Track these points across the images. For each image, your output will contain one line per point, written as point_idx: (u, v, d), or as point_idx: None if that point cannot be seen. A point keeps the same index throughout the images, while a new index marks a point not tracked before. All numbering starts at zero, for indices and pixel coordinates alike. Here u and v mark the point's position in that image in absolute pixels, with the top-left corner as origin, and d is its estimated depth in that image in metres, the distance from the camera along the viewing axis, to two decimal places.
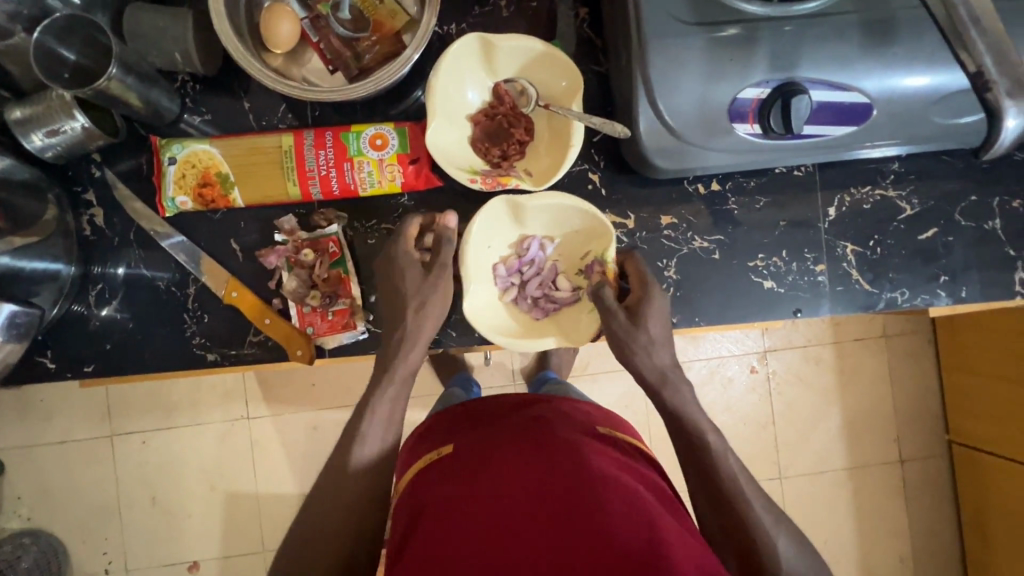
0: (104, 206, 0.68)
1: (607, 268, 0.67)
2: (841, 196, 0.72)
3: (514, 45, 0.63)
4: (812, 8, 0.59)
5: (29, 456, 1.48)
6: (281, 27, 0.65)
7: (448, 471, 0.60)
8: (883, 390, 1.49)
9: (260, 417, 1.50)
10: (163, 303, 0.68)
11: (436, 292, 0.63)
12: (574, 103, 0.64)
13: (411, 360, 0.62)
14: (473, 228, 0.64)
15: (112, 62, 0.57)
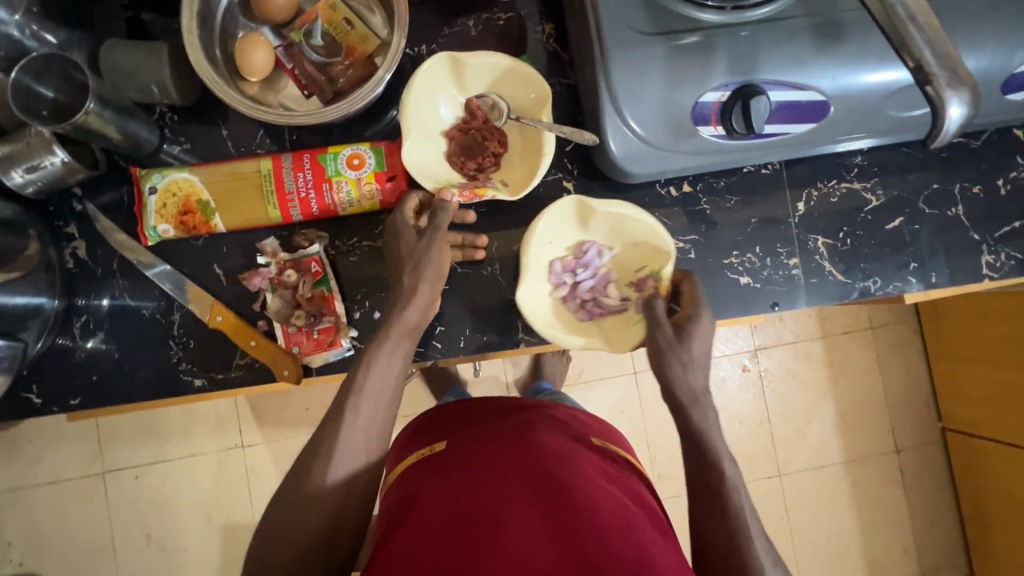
0: (86, 239, 0.68)
1: (660, 284, 0.68)
2: (808, 191, 0.75)
3: (480, 61, 0.66)
4: (765, 13, 0.62)
5: (18, 499, 1.45)
6: (255, 56, 0.66)
7: (438, 468, 0.61)
8: (873, 381, 1.51)
9: (255, 445, 1.49)
10: (149, 331, 0.68)
11: (432, 254, 0.61)
12: (543, 113, 0.66)
13: (411, 318, 0.59)
14: (541, 220, 0.67)
15: (89, 97, 0.59)
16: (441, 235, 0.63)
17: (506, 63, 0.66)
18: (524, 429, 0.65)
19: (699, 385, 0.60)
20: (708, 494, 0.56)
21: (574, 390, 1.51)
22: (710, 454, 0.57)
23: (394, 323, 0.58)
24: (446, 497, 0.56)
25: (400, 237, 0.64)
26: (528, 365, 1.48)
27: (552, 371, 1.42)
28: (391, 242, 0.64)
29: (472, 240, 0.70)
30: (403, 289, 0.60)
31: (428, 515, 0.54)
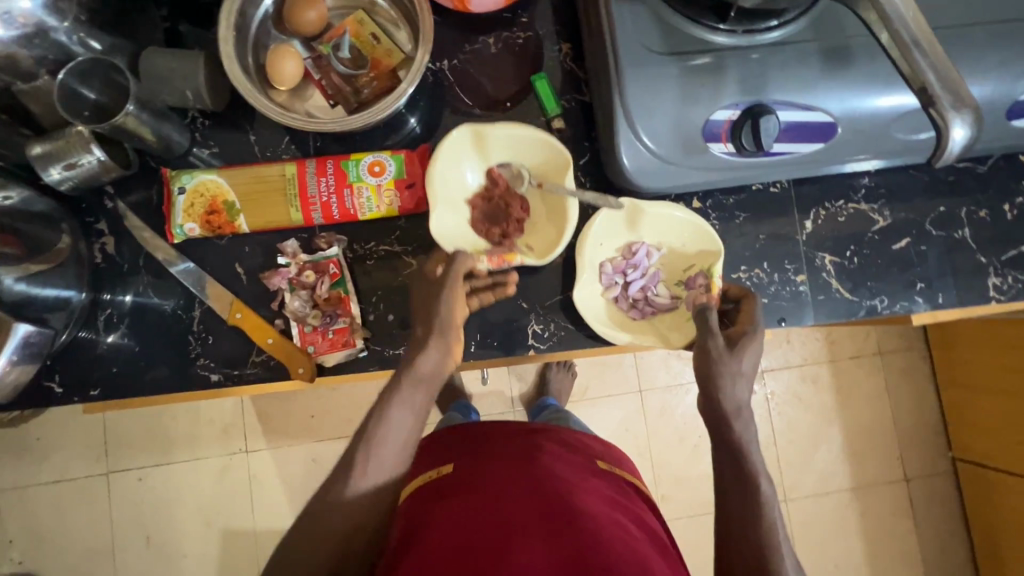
0: (115, 235, 0.71)
1: (710, 283, 0.69)
2: (816, 209, 0.76)
3: (504, 132, 0.68)
4: (776, 37, 0.64)
5: (24, 497, 1.46)
6: (285, 66, 0.70)
7: (446, 489, 0.63)
8: (881, 406, 1.50)
9: (259, 450, 1.50)
10: (169, 327, 0.70)
11: (445, 303, 0.61)
12: (566, 181, 0.68)
13: (425, 369, 0.58)
14: (593, 224, 0.70)
15: (129, 100, 0.62)
16: (456, 286, 0.62)
17: (526, 130, 0.68)
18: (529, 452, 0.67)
19: (743, 398, 0.62)
20: (736, 510, 0.56)
21: (578, 407, 1.51)
22: (751, 467, 0.58)
23: (407, 372, 0.58)
24: (456, 517, 0.57)
25: (420, 290, 0.64)
26: (534, 380, 1.50)
27: (557, 387, 1.44)
28: (416, 298, 0.64)
29: (502, 278, 0.69)
30: (418, 340, 0.60)
31: (439, 536, 0.56)
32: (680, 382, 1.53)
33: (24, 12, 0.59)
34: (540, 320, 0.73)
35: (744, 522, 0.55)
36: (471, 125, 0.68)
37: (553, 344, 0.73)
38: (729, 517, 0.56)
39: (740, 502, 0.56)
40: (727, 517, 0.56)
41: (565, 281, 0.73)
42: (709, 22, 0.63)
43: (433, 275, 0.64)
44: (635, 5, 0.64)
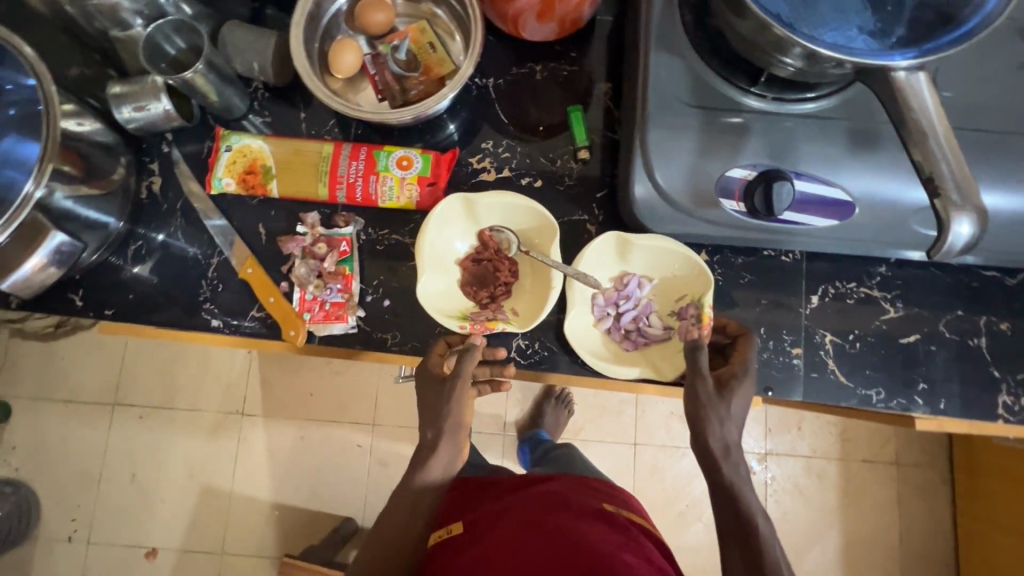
0: (162, 177, 0.78)
1: (702, 312, 0.69)
2: (825, 286, 0.75)
3: (491, 201, 0.70)
4: (809, 109, 0.65)
5: (35, 409, 1.56)
6: (345, 58, 0.76)
7: (461, 539, 0.74)
8: (886, 518, 1.41)
9: (254, 416, 1.55)
10: (188, 269, 0.76)
11: (452, 405, 0.61)
12: (553, 251, 0.69)
13: (435, 474, 0.60)
14: (584, 254, 0.70)
15: (200, 60, 0.69)
16: (464, 384, 0.62)
17: (518, 203, 0.70)
18: (532, 495, 0.78)
19: (731, 438, 0.60)
20: (736, 546, 0.57)
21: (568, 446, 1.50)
22: (744, 510, 0.57)
23: (416, 477, 0.60)
24: (472, 559, 0.68)
25: (428, 389, 0.64)
26: (529, 409, 1.50)
27: (552, 421, 1.45)
28: (423, 397, 0.64)
29: (499, 369, 0.69)
30: (426, 445, 0.61)
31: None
32: (677, 445, 1.48)
33: None
34: (526, 336, 0.73)
35: (742, 547, 0.56)
36: (460, 194, 0.71)
37: (534, 362, 0.73)
38: (732, 549, 0.57)
39: (739, 535, 0.57)
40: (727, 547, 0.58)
41: (559, 304, 0.74)
42: (743, 85, 0.65)
43: (442, 374, 0.64)
44: (674, 57, 0.66)
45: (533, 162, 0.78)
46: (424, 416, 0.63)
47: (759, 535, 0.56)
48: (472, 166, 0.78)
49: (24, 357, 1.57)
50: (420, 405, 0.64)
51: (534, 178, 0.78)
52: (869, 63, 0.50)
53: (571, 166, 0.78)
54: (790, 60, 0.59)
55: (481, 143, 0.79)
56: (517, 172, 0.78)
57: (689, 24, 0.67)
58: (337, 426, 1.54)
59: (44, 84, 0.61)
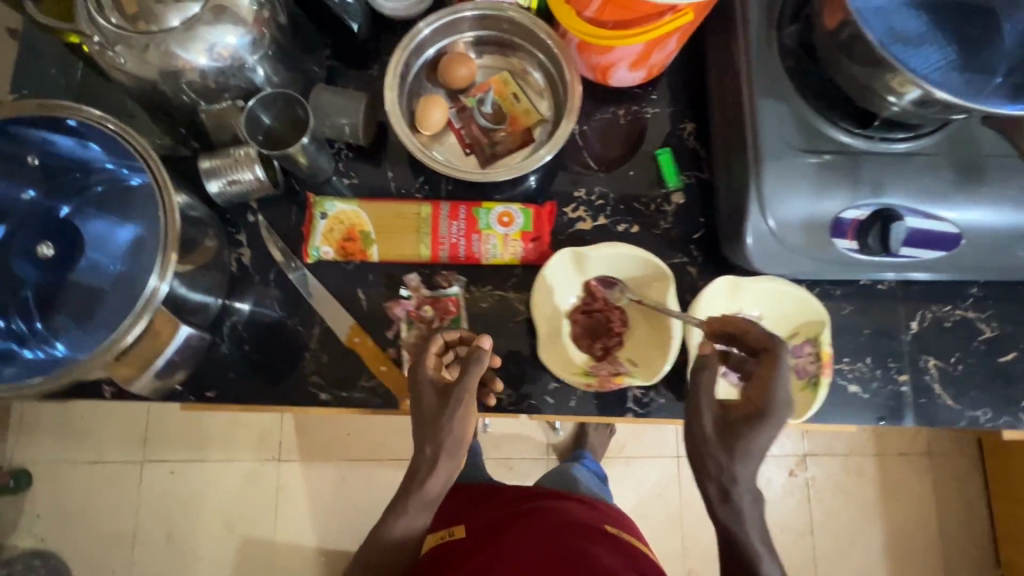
0: (251, 247, 0.75)
1: (820, 351, 0.70)
2: (923, 311, 0.77)
3: (601, 253, 0.71)
4: (905, 149, 0.67)
5: (58, 473, 1.48)
6: (432, 114, 0.75)
7: (460, 548, 0.76)
8: (925, 509, 1.44)
9: (292, 460, 1.51)
10: (288, 342, 0.73)
11: (453, 424, 0.59)
12: (669, 299, 0.69)
13: (432, 492, 0.60)
14: (700, 301, 0.71)
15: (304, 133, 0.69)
16: (466, 398, 0.60)
17: (628, 254, 0.71)
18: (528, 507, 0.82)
19: (743, 482, 0.55)
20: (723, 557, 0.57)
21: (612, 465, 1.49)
22: None
23: (413, 495, 0.60)
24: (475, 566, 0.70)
25: (423, 397, 0.61)
26: (570, 431, 1.50)
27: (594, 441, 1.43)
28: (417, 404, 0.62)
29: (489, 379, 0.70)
30: (425, 461, 0.60)
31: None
32: None
33: (226, 45, 0.62)
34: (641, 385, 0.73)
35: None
36: (570, 248, 0.71)
37: (652, 411, 0.73)
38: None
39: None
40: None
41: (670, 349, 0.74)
42: (848, 126, 0.66)
43: (441, 385, 0.62)
44: (779, 103, 0.67)
45: (627, 207, 0.78)
46: (419, 428, 0.61)
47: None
48: (568, 216, 0.77)
49: (43, 419, 1.50)
50: (415, 414, 0.62)
51: (630, 224, 0.78)
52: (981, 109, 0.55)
53: (665, 208, 0.78)
54: (895, 100, 0.61)
55: (574, 191, 0.78)
56: (612, 219, 0.77)
57: (790, 69, 0.68)
58: (378, 465, 1.51)
59: (156, 171, 0.58)
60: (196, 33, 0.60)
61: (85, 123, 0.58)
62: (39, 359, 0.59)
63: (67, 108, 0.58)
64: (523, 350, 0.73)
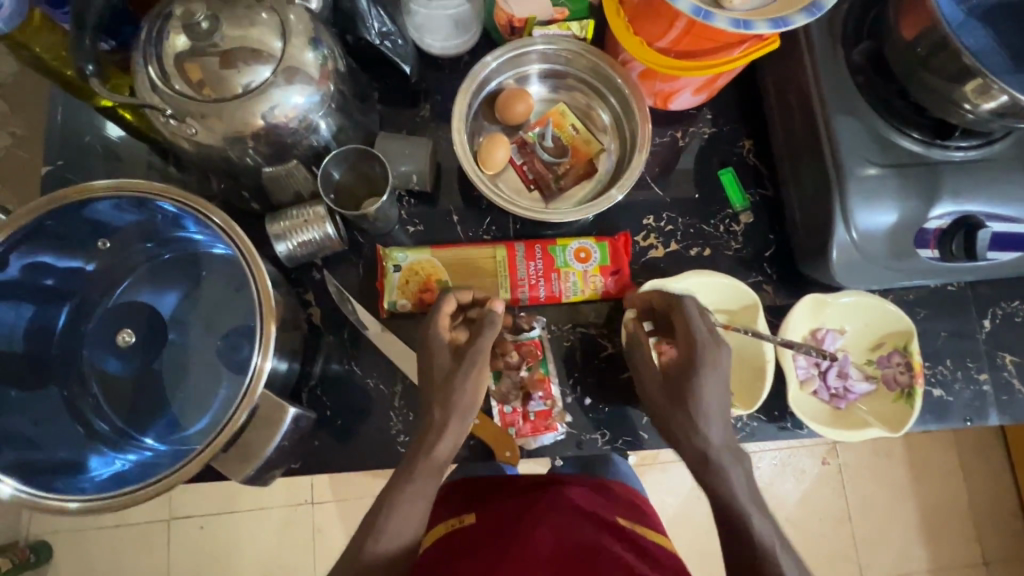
0: (322, 306, 0.73)
1: (911, 360, 0.70)
2: (993, 309, 0.78)
3: (687, 282, 0.71)
4: (977, 155, 0.67)
5: (76, 540, 1.35)
6: (496, 153, 0.73)
7: (470, 544, 0.62)
8: (956, 484, 1.40)
9: (326, 501, 1.38)
10: (371, 401, 0.71)
11: (465, 387, 0.59)
12: (757, 323, 0.70)
13: (443, 454, 0.57)
14: (787, 324, 0.71)
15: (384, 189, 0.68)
16: (480, 361, 0.60)
17: (711, 281, 0.71)
18: (546, 505, 0.66)
19: (719, 440, 0.56)
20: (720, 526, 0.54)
21: (650, 471, 1.30)
22: None
23: (420, 463, 0.56)
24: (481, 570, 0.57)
25: (433, 359, 0.61)
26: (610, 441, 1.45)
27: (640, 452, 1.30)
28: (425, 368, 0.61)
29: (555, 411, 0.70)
30: (434, 428, 0.58)
31: None
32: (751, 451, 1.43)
33: (292, 106, 0.59)
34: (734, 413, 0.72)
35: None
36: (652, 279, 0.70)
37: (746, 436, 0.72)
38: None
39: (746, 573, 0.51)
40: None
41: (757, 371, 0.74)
42: (920, 137, 0.67)
43: (455, 347, 0.62)
44: (854, 120, 0.67)
45: (697, 231, 0.78)
46: (428, 388, 0.60)
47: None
48: (640, 244, 0.77)
49: None
50: (426, 376, 0.61)
51: (702, 247, 0.77)
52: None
53: (734, 228, 0.78)
54: (970, 109, 0.61)
55: (643, 219, 0.77)
56: (684, 244, 0.77)
57: (861, 86, 0.68)
58: None
59: (242, 249, 0.55)
60: (263, 95, 0.57)
61: (182, 206, 0.56)
62: (140, 460, 0.56)
63: (159, 191, 0.55)
64: (613, 386, 0.72)
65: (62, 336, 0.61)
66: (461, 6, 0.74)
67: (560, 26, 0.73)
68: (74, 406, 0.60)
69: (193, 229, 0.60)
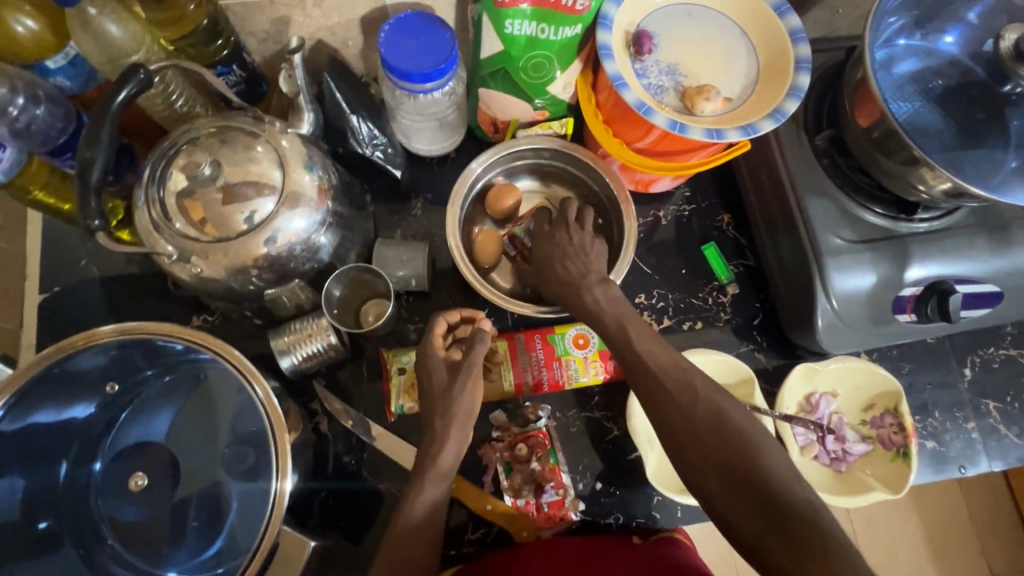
0: (328, 414, 0.73)
1: (903, 422, 0.73)
2: (972, 356, 0.82)
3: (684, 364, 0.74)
4: (939, 224, 0.72)
5: None
6: (486, 248, 0.76)
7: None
8: (954, 497, 1.30)
9: None
10: (385, 507, 0.71)
11: (463, 397, 0.59)
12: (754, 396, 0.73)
13: (447, 454, 0.57)
14: (783, 394, 0.74)
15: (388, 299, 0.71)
16: (475, 374, 0.60)
17: (709, 358, 0.74)
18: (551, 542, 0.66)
19: (644, 338, 0.58)
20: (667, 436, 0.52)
21: None
22: None
23: (427, 470, 0.56)
24: None
25: (434, 372, 0.62)
26: None
27: None
28: (428, 375, 0.62)
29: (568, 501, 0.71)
30: (437, 435, 0.58)
31: None
32: None
33: (295, 230, 0.61)
34: None
35: (717, 434, 0.50)
36: None
37: None
38: (720, 472, 0.49)
39: (718, 477, 0.48)
40: (681, 441, 0.51)
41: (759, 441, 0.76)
42: (884, 212, 0.72)
43: (450, 362, 0.63)
44: (824, 199, 0.72)
45: (686, 305, 0.81)
46: (430, 404, 0.60)
47: (729, 458, 0.48)
48: None
49: None
50: (428, 392, 0.62)
51: (693, 321, 0.81)
52: (1009, 202, 0.61)
53: (722, 300, 0.81)
54: (926, 189, 0.66)
55: (634, 298, 0.81)
56: (676, 319, 0.80)
57: (827, 168, 0.73)
58: None
59: (242, 368, 0.57)
60: (267, 226, 0.59)
61: (195, 346, 0.58)
62: None
63: (173, 333, 0.58)
64: (621, 468, 0.73)
65: (68, 486, 0.61)
66: (446, 114, 0.76)
67: (542, 126, 0.76)
68: (93, 561, 0.60)
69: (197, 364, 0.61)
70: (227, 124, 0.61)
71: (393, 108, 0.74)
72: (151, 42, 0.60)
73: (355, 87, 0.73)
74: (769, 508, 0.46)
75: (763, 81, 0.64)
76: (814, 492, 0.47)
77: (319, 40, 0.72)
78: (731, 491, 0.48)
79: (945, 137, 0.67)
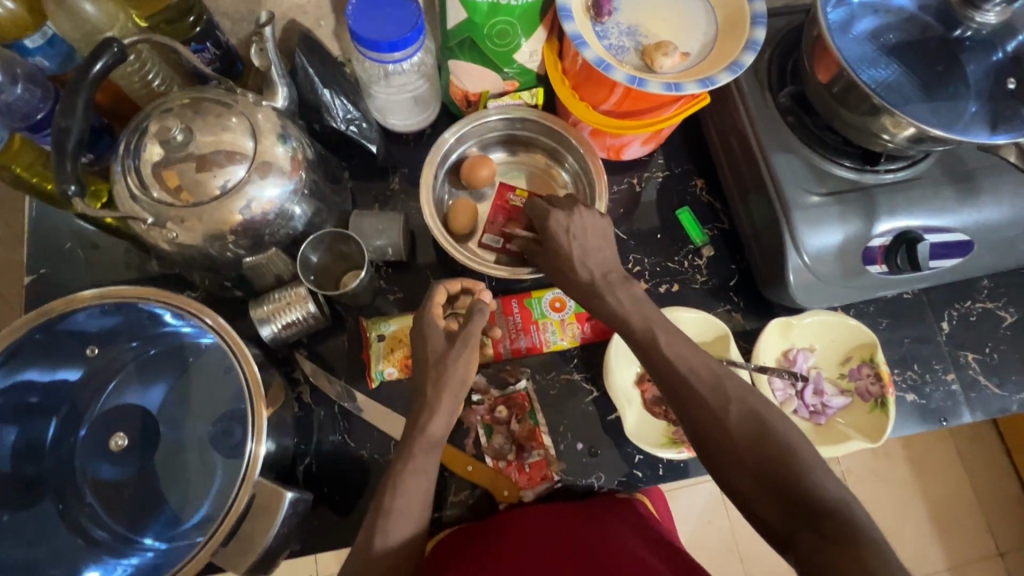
0: (309, 384, 0.74)
1: (879, 371, 0.74)
2: (948, 311, 0.83)
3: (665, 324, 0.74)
4: (906, 174, 0.73)
5: None
6: (459, 217, 0.77)
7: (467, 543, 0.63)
8: (953, 472, 1.29)
9: None
10: (366, 471, 0.72)
11: (458, 365, 0.60)
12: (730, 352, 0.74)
13: (438, 429, 0.58)
14: (759, 349, 0.75)
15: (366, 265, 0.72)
16: (473, 344, 0.61)
17: (683, 317, 0.75)
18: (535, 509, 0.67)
19: (617, 295, 0.60)
20: (692, 435, 0.53)
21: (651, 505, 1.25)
22: None
23: (418, 438, 0.57)
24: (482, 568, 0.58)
25: (428, 339, 0.62)
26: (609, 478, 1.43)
27: None
28: (418, 341, 0.63)
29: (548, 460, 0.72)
30: (429, 401, 0.59)
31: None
32: None
33: (269, 197, 0.62)
34: None
35: (750, 437, 0.50)
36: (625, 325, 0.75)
37: None
38: (753, 472, 0.49)
39: (750, 475, 0.49)
40: (714, 446, 0.51)
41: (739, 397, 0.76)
42: (852, 164, 0.73)
43: (449, 330, 0.63)
44: (789, 154, 0.74)
45: (662, 268, 0.82)
46: (424, 370, 0.61)
47: (761, 459, 0.49)
48: None
49: None
50: (422, 357, 0.61)
51: (670, 284, 0.82)
52: (969, 142, 0.62)
53: (698, 262, 0.82)
54: (890, 138, 0.68)
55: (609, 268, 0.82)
56: (653, 282, 0.82)
57: (793, 125, 0.75)
58: None
59: (229, 341, 0.58)
60: (240, 192, 0.60)
61: (180, 311, 0.59)
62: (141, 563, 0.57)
63: (149, 295, 0.59)
64: (601, 429, 0.74)
65: (53, 450, 0.62)
66: (419, 87, 0.78)
67: (512, 97, 0.78)
68: (69, 518, 0.60)
69: (179, 323, 0.61)
70: (200, 96, 0.63)
71: (366, 83, 0.76)
72: (126, 18, 0.62)
73: (328, 64, 0.75)
74: (802, 505, 0.46)
75: (722, 37, 0.65)
76: (847, 491, 0.47)
77: (291, 20, 0.75)
78: (763, 490, 0.48)
79: (904, 88, 0.69)
